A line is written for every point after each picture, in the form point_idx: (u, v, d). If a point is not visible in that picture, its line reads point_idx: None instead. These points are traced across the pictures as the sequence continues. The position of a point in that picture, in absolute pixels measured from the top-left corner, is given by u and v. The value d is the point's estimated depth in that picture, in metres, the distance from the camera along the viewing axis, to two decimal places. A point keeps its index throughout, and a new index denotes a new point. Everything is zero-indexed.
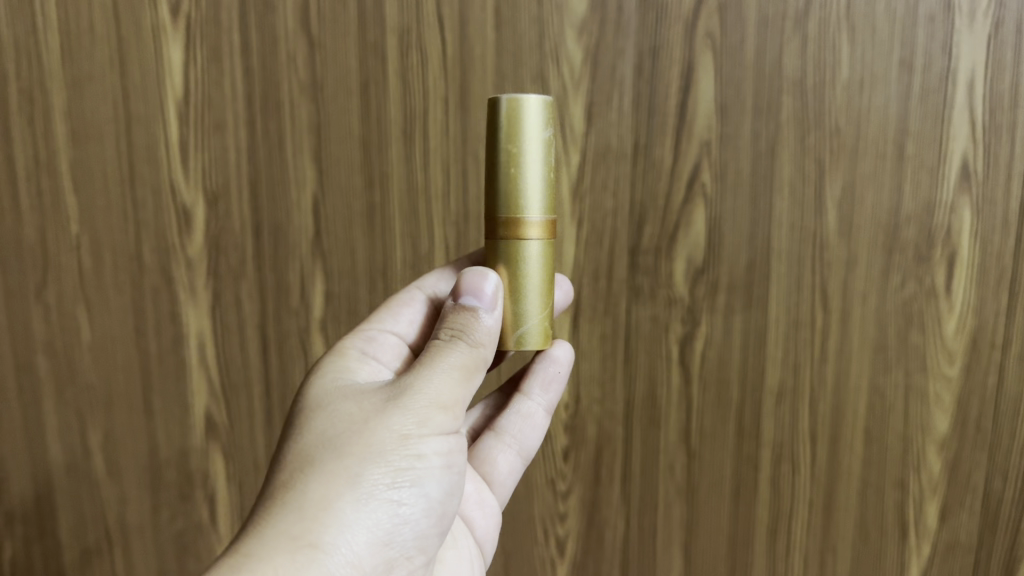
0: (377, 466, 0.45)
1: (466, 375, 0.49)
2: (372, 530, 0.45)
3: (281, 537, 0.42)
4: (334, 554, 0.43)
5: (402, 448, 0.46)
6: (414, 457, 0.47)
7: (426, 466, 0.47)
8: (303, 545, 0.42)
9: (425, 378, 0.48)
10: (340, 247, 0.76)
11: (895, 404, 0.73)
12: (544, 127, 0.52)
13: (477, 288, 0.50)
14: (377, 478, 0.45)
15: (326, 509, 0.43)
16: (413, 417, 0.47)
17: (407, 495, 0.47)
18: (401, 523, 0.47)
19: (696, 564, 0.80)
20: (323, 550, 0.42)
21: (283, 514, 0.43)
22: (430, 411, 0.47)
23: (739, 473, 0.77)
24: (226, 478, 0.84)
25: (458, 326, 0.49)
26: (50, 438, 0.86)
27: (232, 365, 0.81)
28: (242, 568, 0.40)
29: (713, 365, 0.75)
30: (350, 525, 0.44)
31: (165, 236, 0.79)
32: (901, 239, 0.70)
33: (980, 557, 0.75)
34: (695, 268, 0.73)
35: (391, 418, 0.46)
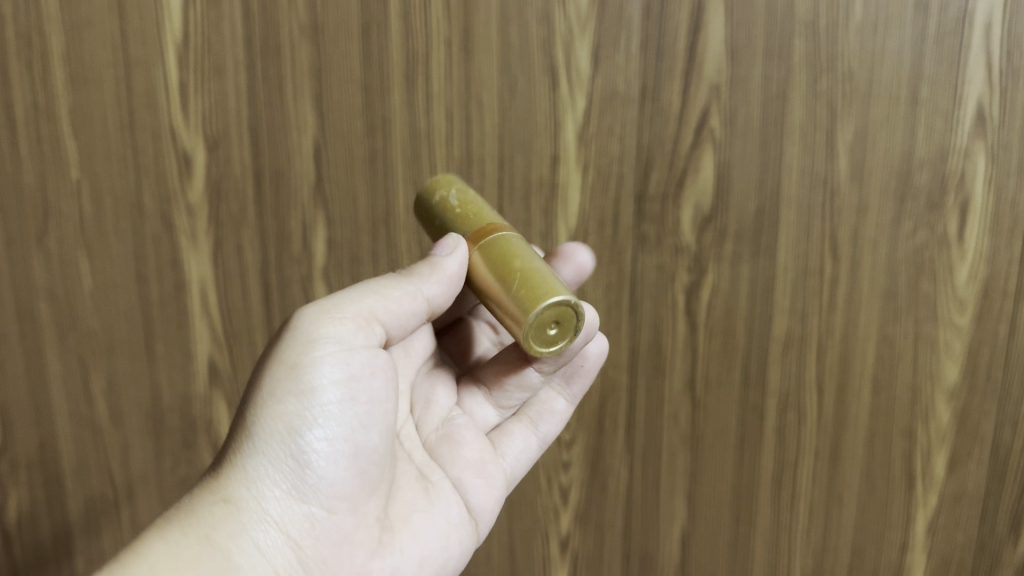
0: (275, 410, 0.48)
1: (383, 300, 0.50)
2: (285, 477, 0.48)
3: (205, 494, 0.48)
4: (245, 504, 0.47)
5: (295, 384, 0.48)
6: (308, 392, 0.48)
7: (325, 399, 0.48)
8: (218, 500, 0.47)
9: (329, 307, 0.50)
10: (343, 193, 0.75)
11: (904, 354, 0.72)
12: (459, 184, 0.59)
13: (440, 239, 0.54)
14: (276, 422, 0.48)
15: (235, 463, 0.48)
16: (300, 348, 0.48)
17: (319, 436, 0.48)
18: (312, 462, 0.48)
19: (700, 514, 0.80)
20: (234, 501, 0.47)
21: (213, 472, 0.49)
22: (321, 339, 0.48)
23: (745, 422, 0.76)
24: (229, 424, 0.84)
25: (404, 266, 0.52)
26: (55, 385, 0.86)
27: (235, 312, 0.81)
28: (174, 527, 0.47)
29: (720, 314, 0.74)
30: (257, 475, 0.47)
31: (166, 181, 0.78)
32: (912, 186, 0.68)
33: (988, 508, 0.74)
34: (703, 215, 0.71)
35: (285, 357, 0.49)
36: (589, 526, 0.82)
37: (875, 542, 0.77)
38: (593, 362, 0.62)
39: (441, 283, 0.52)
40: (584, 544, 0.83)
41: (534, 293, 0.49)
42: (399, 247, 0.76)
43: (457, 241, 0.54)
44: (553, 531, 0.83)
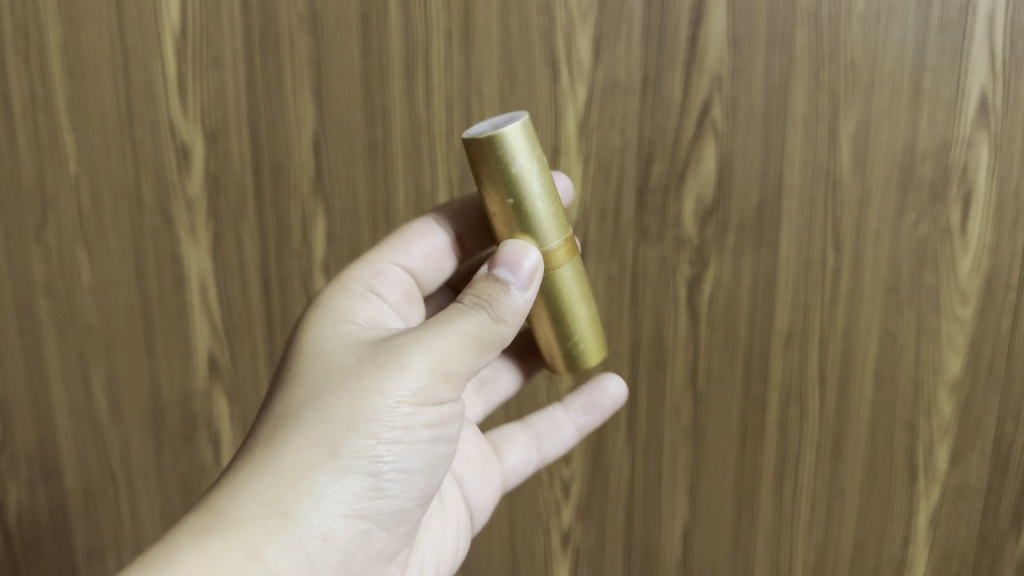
0: (358, 438, 0.46)
1: (471, 341, 0.48)
2: (348, 503, 0.47)
3: (256, 499, 0.45)
4: (306, 523, 0.45)
5: (394, 417, 0.47)
6: (402, 428, 0.47)
7: (413, 439, 0.48)
8: (276, 511, 0.45)
9: (420, 340, 0.48)
10: (342, 186, 0.75)
11: (906, 347, 0.72)
12: (529, 156, 0.51)
13: (511, 260, 0.49)
14: (353, 449, 0.46)
15: (302, 476, 0.45)
16: (409, 382, 0.47)
17: (391, 469, 0.48)
18: (378, 493, 0.48)
19: (702, 508, 0.80)
20: (300, 519, 0.45)
21: (259, 471, 0.46)
22: (427, 375, 0.47)
23: (747, 415, 0.76)
24: (229, 419, 0.84)
25: (483, 297, 0.49)
26: (54, 379, 0.86)
27: (234, 306, 0.80)
28: (212, 526, 0.44)
29: (722, 307, 0.73)
30: (325, 495, 0.46)
31: (165, 174, 0.78)
32: (915, 177, 0.68)
33: (990, 501, 0.74)
34: (704, 208, 0.71)
35: (371, 385, 0.47)
36: (591, 521, 0.82)
37: (877, 535, 0.77)
38: (613, 402, 0.67)
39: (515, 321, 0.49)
40: (585, 539, 0.82)
41: (582, 356, 0.56)
42: None
43: (533, 273, 0.50)
44: (555, 525, 0.83)
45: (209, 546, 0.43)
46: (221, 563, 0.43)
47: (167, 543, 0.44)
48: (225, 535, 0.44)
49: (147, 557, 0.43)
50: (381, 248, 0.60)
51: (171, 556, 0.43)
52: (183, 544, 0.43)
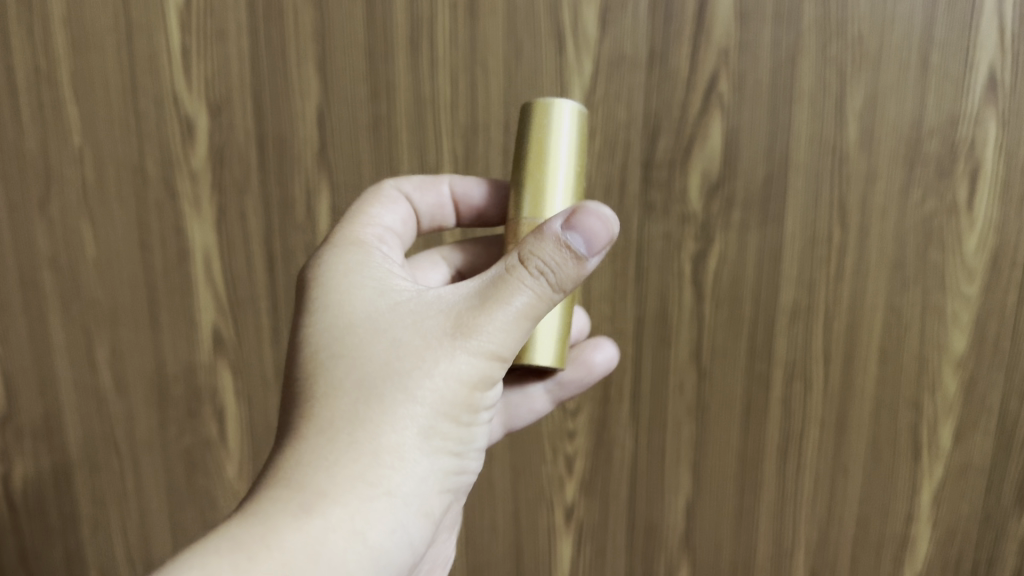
0: (442, 418, 0.44)
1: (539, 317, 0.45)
2: (436, 477, 0.46)
3: (356, 482, 0.42)
4: (403, 500, 0.44)
5: (474, 395, 0.45)
6: (481, 402, 0.46)
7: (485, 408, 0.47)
8: (380, 492, 0.43)
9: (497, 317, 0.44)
10: (346, 160, 0.75)
11: (912, 324, 0.72)
12: (575, 136, 0.52)
13: (587, 225, 0.43)
14: (439, 428, 0.44)
15: (397, 457, 0.43)
16: (487, 363, 0.44)
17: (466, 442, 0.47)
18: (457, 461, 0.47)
19: (705, 484, 0.80)
20: (395, 498, 0.43)
21: (350, 453, 0.42)
22: (501, 354, 0.44)
23: (751, 391, 0.76)
24: (234, 393, 0.84)
25: (551, 264, 0.43)
26: (59, 353, 0.86)
27: (238, 281, 0.80)
28: (315, 516, 0.41)
29: (727, 283, 0.73)
30: (413, 474, 0.44)
31: (169, 148, 0.78)
32: (922, 153, 0.67)
33: (993, 480, 0.74)
34: (710, 182, 0.71)
35: (454, 364, 0.44)
36: (594, 496, 0.82)
37: (880, 513, 0.77)
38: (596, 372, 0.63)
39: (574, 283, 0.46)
40: (588, 514, 0.83)
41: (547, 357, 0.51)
42: None
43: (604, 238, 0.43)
44: (558, 500, 0.83)
45: (318, 532, 0.40)
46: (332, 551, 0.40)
47: (258, 521, 0.40)
48: (332, 523, 0.41)
49: (238, 539, 0.40)
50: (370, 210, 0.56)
51: (273, 544, 0.39)
52: (282, 530, 0.40)
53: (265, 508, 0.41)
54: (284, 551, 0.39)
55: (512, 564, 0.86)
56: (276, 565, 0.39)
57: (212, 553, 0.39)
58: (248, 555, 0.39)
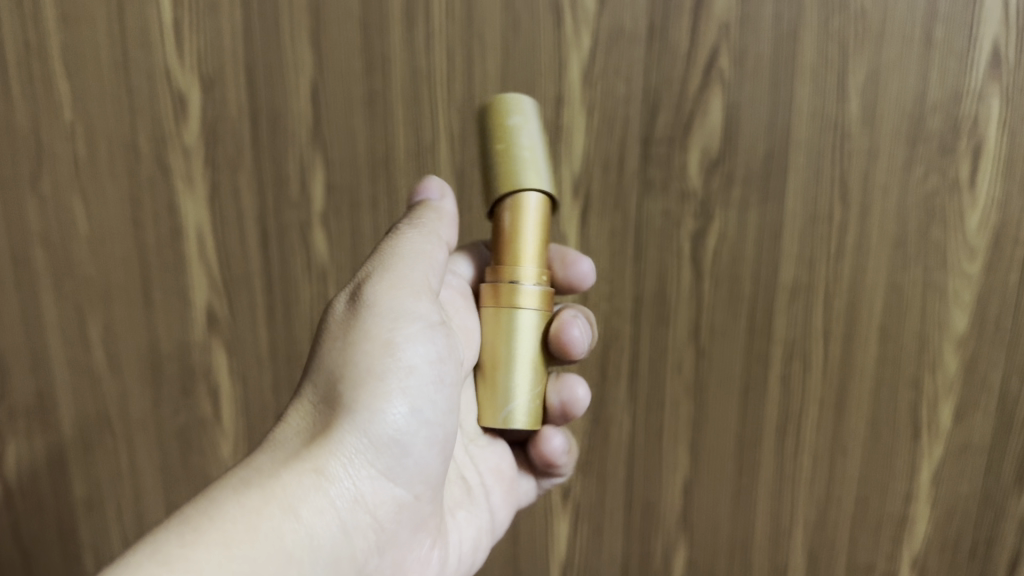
0: (380, 392, 0.47)
1: (429, 261, 0.52)
2: (378, 459, 0.47)
3: (286, 461, 0.44)
4: (340, 479, 0.45)
5: (397, 363, 0.49)
6: (409, 372, 0.49)
7: (422, 385, 0.50)
8: (308, 469, 0.44)
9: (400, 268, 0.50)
10: (341, 135, 0.74)
11: (913, 302, 0.71)
12: (541, 134, 0.53)
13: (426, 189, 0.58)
14: (378, 402, 0.47)
15: (328, 436, 0.46)
16: (394, 325, 0.49)
17: (411, 433, 0.49)
18: (406, 449, 0.49)
19: (703, 464, 0.79)
20: (328, 477, 0.45)
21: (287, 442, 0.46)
22: (404, 313, 0.50)
23: (749, 371, 0.75)
24: (229, 372, 0.83)
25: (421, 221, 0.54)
26: (51, 331, 0.86)
27: (233, 259, 0.79)
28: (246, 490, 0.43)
29: (726, 261, 0.72)
30: (353, 451, 0.46)
31: (161, 123, 0.76)
32: (924, 130, 0.67)
33: (993, 459, 0.74)
34: (710, 159, 0.70)
35: (379, 330, 0.48)
36: (591, 476, 0.82)
37: (879, 492, 0.77)
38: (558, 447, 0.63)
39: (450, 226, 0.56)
40: (585, 494, 0.82)
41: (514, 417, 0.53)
42: (399, 191, 0.74)
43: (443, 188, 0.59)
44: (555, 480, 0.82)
45: (250, 503, 0.42)
46: (264, 515, 0.41)
47: (204, 501, 0.42)
48: (263, 492, 0.42)
49: (185, 517, 0.41)
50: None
51: (213, 517, 0.41)
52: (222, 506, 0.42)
53: (211, 492, 0.42)
54: (226, 521, 0.40)
55: (509, 544, 0.86)
56: (216, 534, 0.40)
57: (159, 531, 0.40)
58: (191, 528, 0.40)
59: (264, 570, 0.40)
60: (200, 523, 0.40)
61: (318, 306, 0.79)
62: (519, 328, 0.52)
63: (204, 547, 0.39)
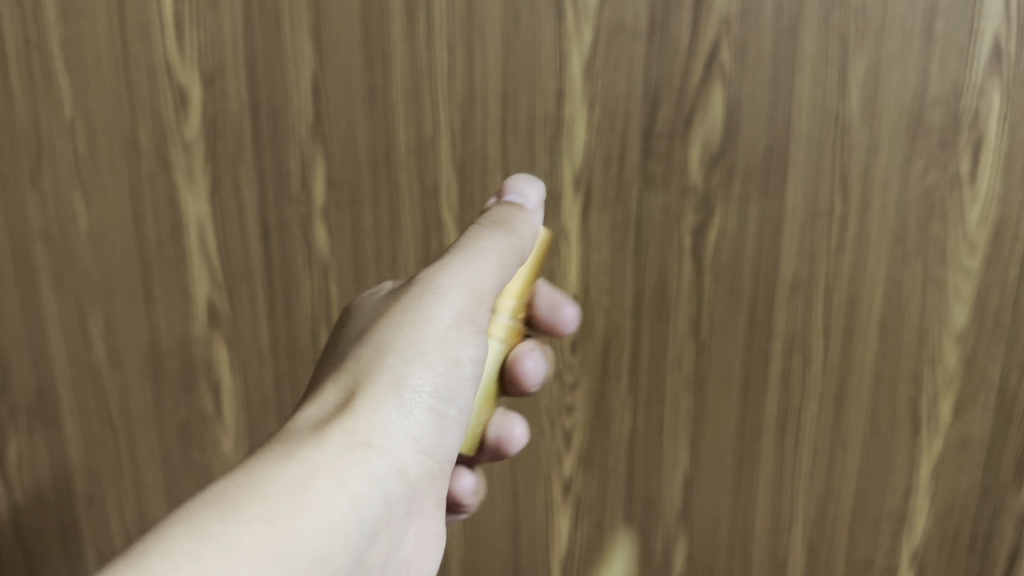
0: (421, 377, 0.50)
1: (504, 261, 0.52)
2: (418, 438, 0.50)
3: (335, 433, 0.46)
4: (382, 455, 0.47)
5: (447, 346, 0.50)
6: (456, 358, 0.51)
7: (465, 369, 0.52)
8: (354, 444, 0.47)
9: (463, 263, 0.52)
10: (342, 130, 0.74)
11: (912, 297, 0.71)
12: None
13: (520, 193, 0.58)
14: (422, 383, 0.50)
15: (373, 413, 0.48)
16: (452, 309, 0.51)
17: (446, 413, 0.51)
18: (442, 429, 0.51)
19: (704, 458, 0.79)
20: (369, 451, 0.47)
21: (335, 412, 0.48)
22: (465, 300, 0.51)
23: (749, 365, 0.76)
24: (229, 367, 0.83)
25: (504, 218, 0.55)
26: (52, 326, 0.86)
27: (233, 254, 0.79)
28: (293, 458, 0.45)
29: (726, 256, 0.72)
30: (394, 428, 0.48)
31: (161, 118, 0.76)
32: (925, 124, 0.66)
33: (992, 454, 0.74)
34: (710, 154, 0.70)
35: (438, 313, 0.50)
36: (592, 470, 0.82)
37: (879, 487, 0.77)
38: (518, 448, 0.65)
39: (532, 229, 0.55)
40: (586, 488, 0.82)
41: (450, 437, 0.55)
42: (400, 186, 0.74)
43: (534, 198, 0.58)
44: (556, 475, 0.83)
45: (293, 475, 0.44)
46: (306, 488, 0.43)
47: (244, 472, 0.44)
48: (308, 463, 0.45)
49: (228, 488, 0.42)
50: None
51: (257, 488, 0.42)
52: (266, 474, 0.44)
53: (254, 464, 0.44)
54: (270, 494, 0.42)
55: (510, 538, 0.86)
56: (262, 507, 0.41)
57: (203, 502, 0.41)
58: (232, 501, 0.41)
59: (306, 540, 0.42)
60: (239, 492, 0.42)
61: (318, 301, 0.79)
62: (488, 326, 0.54)
63: (246, 518, 0.41)
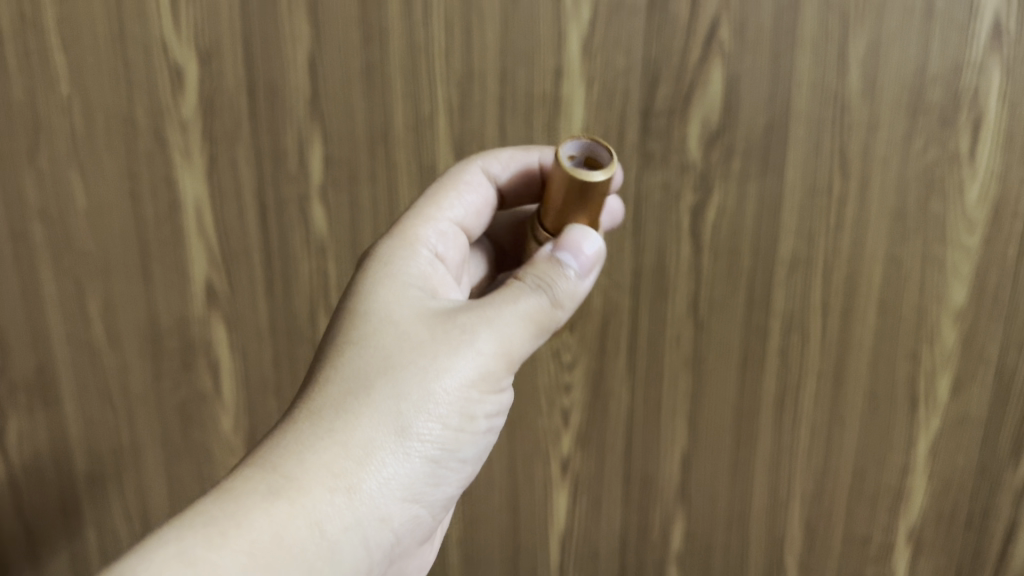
0: (422, 420, 0.48)
1: (536, 324, 0.49)
2: (411, 486, 0.49)
3: (327, 471, 0.45)
4: (369, 500, 0.47)
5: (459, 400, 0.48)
6: (467, 414, 0.49)
7: (475, 421, 0.50)
8: (343, 486, 0.46)
9: (495, 317, 0.49)
10: (339, 109, 0.73)
11: (911, 275, 0.71)
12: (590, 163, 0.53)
13: (575, 246, 0.51)
14: (423, 432, 0.48)
15: (371, 455, 0.47)
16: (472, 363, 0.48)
17: (446, 456, 0.50)
18: (438, 479, 0.50)
19: (702, 436, 0.80)
20: (358, 495, 0.46)
21: (329, 442, 0.46)
22: (489, 360, 0.48)
23: (748, 344, 0.76)
24: (228, 346, 0.83)
25: (547, 279, 0.50)
26: (51, 304, 0.85)
27: (231, 233, 0.79)
28: (280, 492, 0.44)
29: (725, 234, 0.72)
30: (389, 474, 0.47)
31: (158, 96, 0.76)
32: (924, 102, 0.66)
33: (990, 432, 0.74)
34: (710, 132, 0.70)
35: (455, 364, 0.48)
36: (590, 449, 0.82)
37: (876, 464, 0.77)
38: None
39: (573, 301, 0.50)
40: (584, 466, 0.83)
41: None
42: (398, 165, 0.74)
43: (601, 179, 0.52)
44: (554, 453, 0.83)
45: (278, 514, 0.44)
46: (286, 530, 0.44)
47: (233, 501, 0.44)
48: (293, 503, 0.44)
49: (211, 514, 0.43)
50: (436, 203, 0.57)
51: (242, 522, 0.43)
52: (252, 507, 0.44)
53: (238, 488, 0.45)
54: (251, 530, 0.43)
55: (509, 516, 0.86)
56: (242, 542, 0.43)
57: (186, 527, 0.43)
58: (220, 530, 0.43)
59: None
60: (226, 524, 0.43)
61: (317, 280, 0.79)
62: None
63: (231, 552, 0.42)
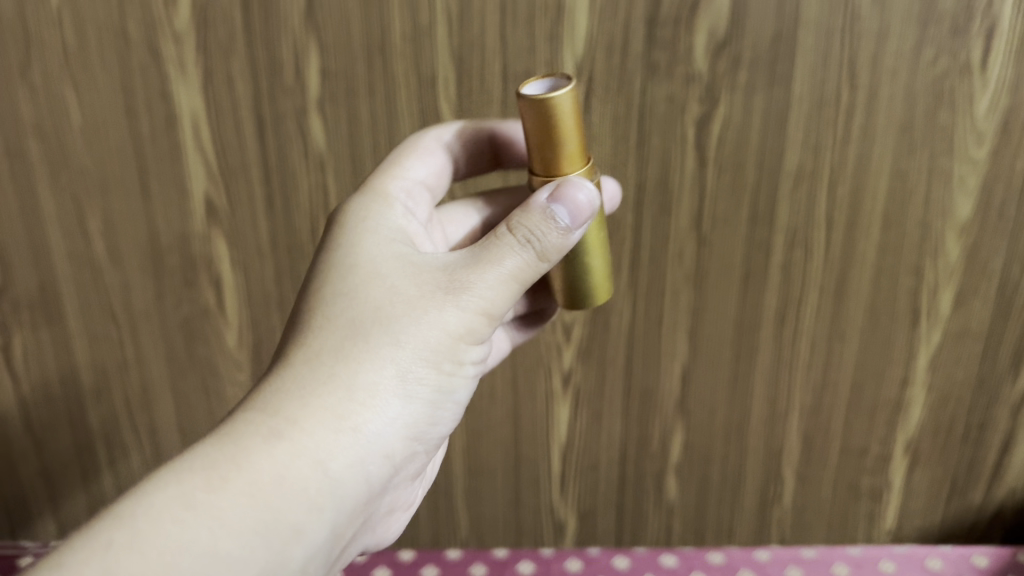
0: (418, 366, 0.48)
1: (523, 275, 0.50)
2: (409, 425, 0.49)
3: (329, 414, 0.45)
4: (371, 441, 0.47)
5: (451, 344, 0.49)
6: (458, 360, 0.50)
7: (464, 364, 0.51)
8: (346, 427, 0.46)
9: (482, 273, 0.49)
10: (335, 18, 0.71)
11: (916, 188, 0.71)
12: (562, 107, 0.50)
13: (570, 198, 0.48)
14: (418, 377, 0.48)
15: (371, 396, 0.47)
16: (462, 314, 0.49)
17: (440, 397, 0.51)
18: (433, 419, 0.51)
19: (702, 349, 0.80)
20: (360, 434, 0.47)
21: (328, 387, 0.46)
22: (477, 312, 0.49)
23: (750, 258, 0.75)
24: (229, 261, 0.84)
25: (537, 234, 0.49)
26: (49, 221, 0.84)
27: (228, 148, 0.78)
28: (282, 435, 0.44)
29: (731, 147, 0.71)
30: (388, 415, 0.48)
31: (148, 7, 0.73)
32: (938, 10, 0.64)
33: (990, 344, 0.77)
34: (716, 42, 0.67)
35: (447, 316, 0.49)
36: (592, 363, 0.82)
37: (875, 377, 0.80)
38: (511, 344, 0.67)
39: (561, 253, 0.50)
40: (585, 380, 0.83)
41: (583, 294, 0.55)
42: (396, 78, 0.73)
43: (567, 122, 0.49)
44: (556, 368, 0.82)
45: (281, 454, 0.44)
46: (290, 469, 0.43)
47: (232, 445, 0.43)
48: (296, 444, 0.44)
49: (210, 458, 0.43)
50: (398, 163, 0.58)
51: (243, 462, 0.43)
52: (252, 449, 0.43)
53: (236, 433, 0.44)
54: (252, 471, 0.43)
55: (511, 430, 0.86)
56: (243, 483, 0.42)
57: (186, 471, 0.42)
58: (220, 473, 0.42)
59: (284, 515, 0.43)
60: (227, 467, 0.42)
61: (316, 195, 0.79)
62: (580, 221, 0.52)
63: (234, 493, 0.42)
